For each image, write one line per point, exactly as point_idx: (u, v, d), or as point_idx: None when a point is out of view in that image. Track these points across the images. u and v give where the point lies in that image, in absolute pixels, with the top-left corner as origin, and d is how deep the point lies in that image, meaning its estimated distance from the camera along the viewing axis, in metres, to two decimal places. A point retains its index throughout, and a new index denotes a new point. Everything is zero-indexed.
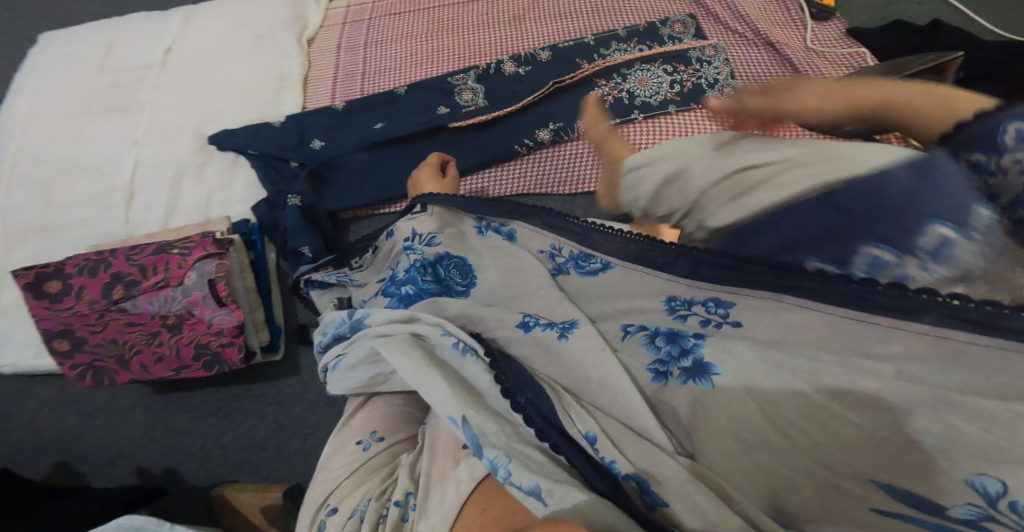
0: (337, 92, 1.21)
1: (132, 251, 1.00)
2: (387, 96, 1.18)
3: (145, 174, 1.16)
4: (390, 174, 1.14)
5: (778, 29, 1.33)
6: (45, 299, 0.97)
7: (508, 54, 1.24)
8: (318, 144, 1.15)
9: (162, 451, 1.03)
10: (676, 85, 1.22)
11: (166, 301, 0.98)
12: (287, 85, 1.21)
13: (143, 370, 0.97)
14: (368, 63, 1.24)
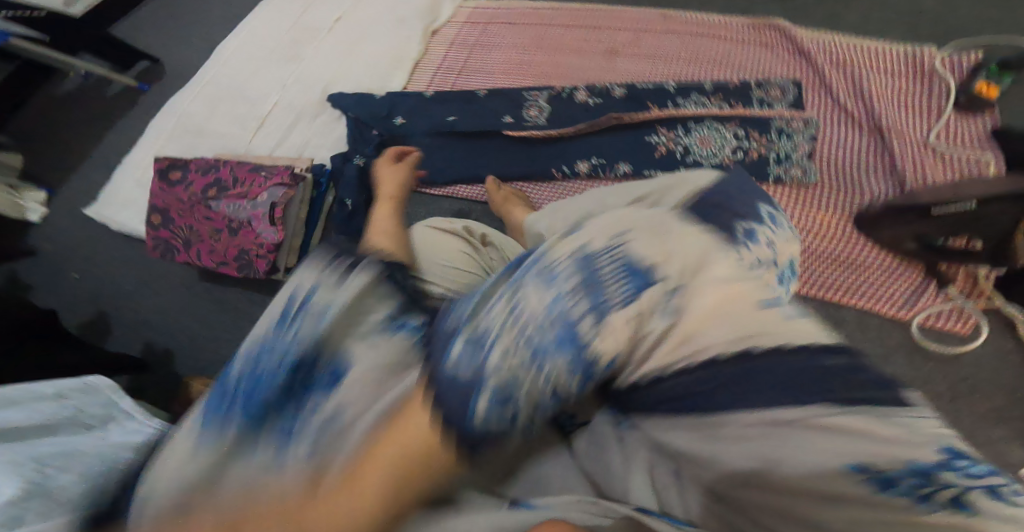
0: (433, 82, 1.35)
1: (234, 165, 1.28)
2: (468, 96, 1.30)
3: (279, 111, 1.39)
4: (443, 163, 1.26)
5: (900, 114, 1.12)
6: (168, 181, 1.30)
7: (587, 83, 1.29)
8: (400, 120, 1.29)
9: (179, 335, 1.32)
10: (740, 152, 1.16)
11: (238, 208, 1.24)
12: (400, 66, 1.37)
13: (202, 256, 1.28)
14: (468, 63, 1.35)
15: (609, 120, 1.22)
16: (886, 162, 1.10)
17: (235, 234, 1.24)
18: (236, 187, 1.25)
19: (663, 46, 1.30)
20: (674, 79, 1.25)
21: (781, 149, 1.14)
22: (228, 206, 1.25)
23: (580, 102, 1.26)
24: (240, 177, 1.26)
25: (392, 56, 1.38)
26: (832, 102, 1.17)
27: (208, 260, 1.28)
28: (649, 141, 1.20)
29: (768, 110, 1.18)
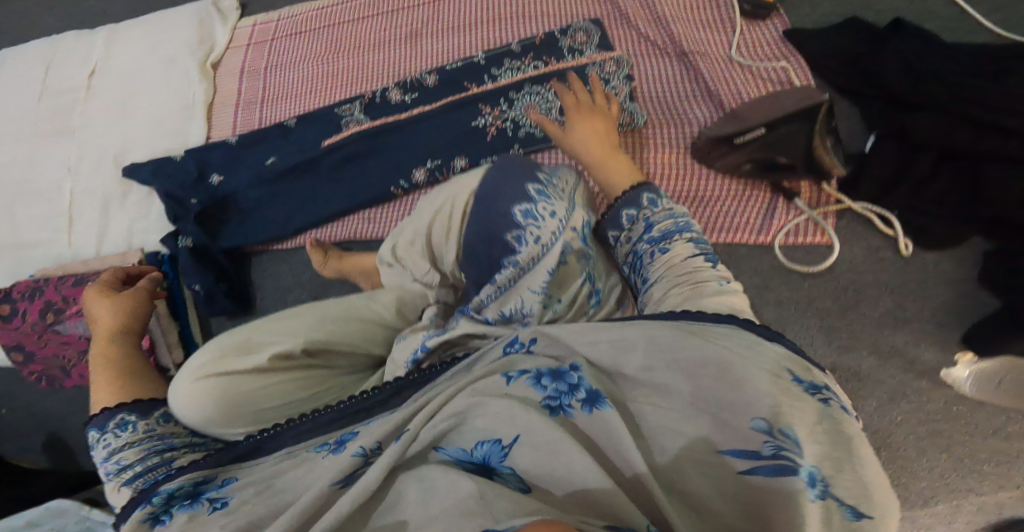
0: (238, 122, 1.25)
1: (60, 280, 1.12)
2: (280, 129, 1.21)
3: (81, 200, 1.21)
4: (281, 210, 1.19)
5: (699, 34, 1.17)
6: (0, 319, 1.13)
7: (396, 77, 1.23)
8: (217, 178, 1.19)
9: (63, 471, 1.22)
10: (566, 113, 1.13)
11: (87, 327, 1.10)
12: (193, 113, 1.24)
13: (86, 375, 1.15)
14: (268, 91, 1.27)
15: (432, 115, 1.16)
16: (701, 87, 1.14)
17: None
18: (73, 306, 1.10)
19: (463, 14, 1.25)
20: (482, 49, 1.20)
21: (602, 98, 1.13)
22: (76, 327, 1.11)
23: (397, 103, 1.19)
24: (71, 293, 1.10)
25: (179, 105, 1.25)
26: (638, 35, 1.19)
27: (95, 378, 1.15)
28: (476, 126, 1.14)
29: (581, 58, 1.14)
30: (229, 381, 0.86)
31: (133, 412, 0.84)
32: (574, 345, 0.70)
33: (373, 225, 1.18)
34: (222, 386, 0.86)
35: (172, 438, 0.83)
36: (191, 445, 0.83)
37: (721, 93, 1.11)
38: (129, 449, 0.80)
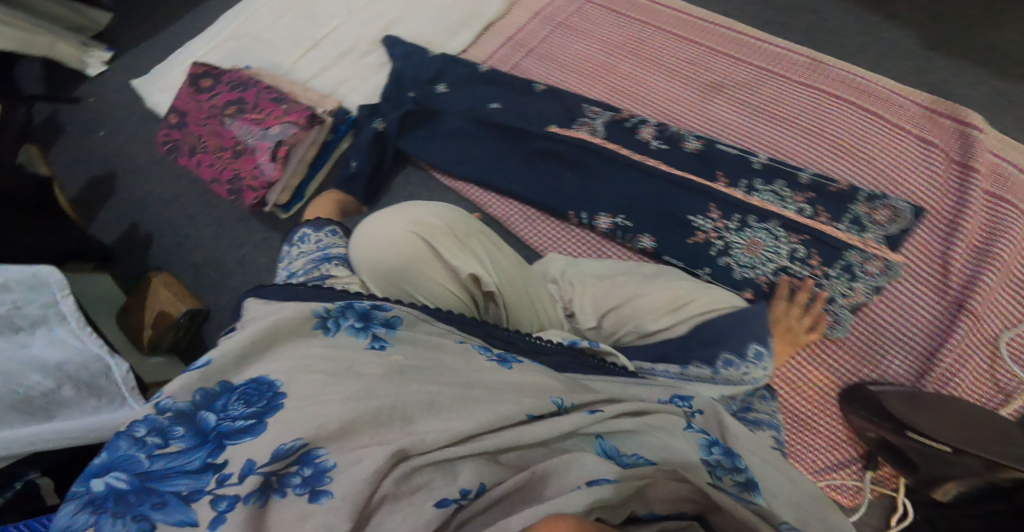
0: (497, 53, 1.14)
1: (263, 88, 1.17)
2: (525, 86, 1.09)
3: (332, 39, 1.25)
4: (467, 154, 1.09)
5: (1003, 297, 0.89)
6: (194, 86, 1.21)
7: (663, 119, 1.03)
8: (442, 89, 1.11)
9: (164, 224, 1.34)
10: (781, 275, 0.92)
11: (248, 133, 1.14)
12: (471, 23, 1.17)
13: (200, 165, 1.17)
14: (542, 43, 1.12)
15: (660, 180, 0.98)
16: (928, 344, 0.89)
17: (235, 157, 1.14)
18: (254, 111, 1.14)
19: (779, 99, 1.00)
20: (765, 152, 0.96)
21: (833, 286, 0.90)
22: (239, 128, 1.14)
23: (641, 142, 1.01)
24: (261, 102, 1.15)
25: (467, 7, 1.18)
26: (940, 254, 0.90)
27: (205, 172, 1.17)
28: (689, 219, 0.97)
29: (854, 235, 0.90)
30: (423, 253, 0.86)
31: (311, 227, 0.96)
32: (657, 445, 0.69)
33: (528, 225, 1.08)
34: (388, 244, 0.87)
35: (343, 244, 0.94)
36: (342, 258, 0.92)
37: (937, 367, 0.88)
38: (308, 254, 0.92)
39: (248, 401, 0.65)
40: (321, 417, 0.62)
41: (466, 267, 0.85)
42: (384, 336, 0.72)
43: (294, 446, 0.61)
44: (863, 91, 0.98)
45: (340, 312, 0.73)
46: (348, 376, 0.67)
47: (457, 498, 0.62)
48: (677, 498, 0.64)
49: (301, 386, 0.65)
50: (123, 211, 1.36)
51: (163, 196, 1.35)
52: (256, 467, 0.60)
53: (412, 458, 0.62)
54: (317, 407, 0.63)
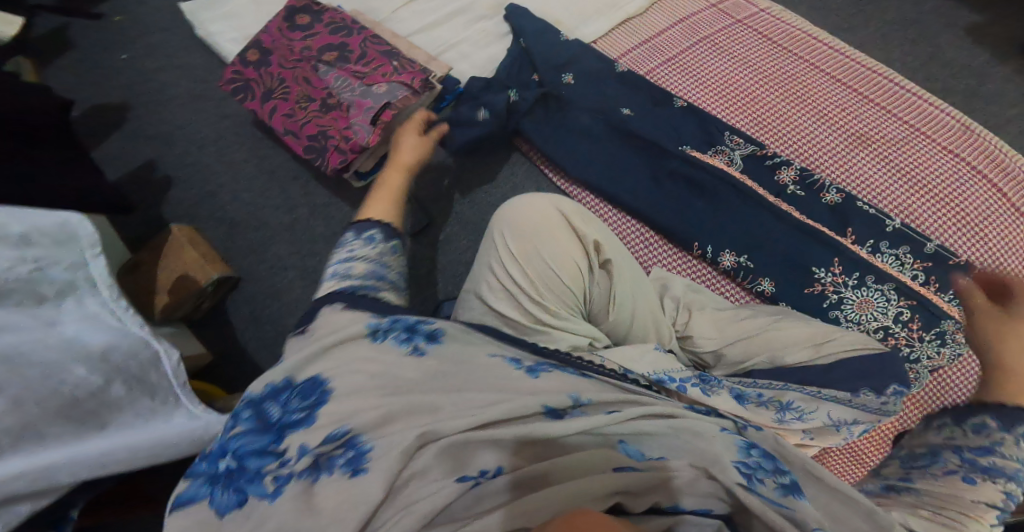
0: (631, 53, 1.07)
1: (371, 39, 1.10)
2: (664, 95, 1.01)
3: None
4: (590, 157, 1.01)
5: None
6: (290, 23, 1.13)
7: (804, 161, 0.98)
8: (570, 80, 1.03)
9: (191, 165, 1.15)
10: (883, 335, 0.89)
11: (344, 86, 1.07)
12: (607, 13, 1.09)
13: (275, 113, 1.10)
14: (686, 56, 1.05)
15: (785, 225, 0.93)
16: None
17: (325, 111, 1.07)
18: (361, 64, 1.07)
19: (927, 167, 0.94)
20: (902, 217, 0.92)
21: (927, 353, 0.88)
22: (337, 78, 1.08)
23: (777, 184, 0.95)
24: (369, 55, 1.08)
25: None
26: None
27: (278, 121, 1.09)
28: (807, 267, 0.92)
29: (955, 307, 0.88)
30: (557, 221, 0.88)
31: (381, 232, 0.84)
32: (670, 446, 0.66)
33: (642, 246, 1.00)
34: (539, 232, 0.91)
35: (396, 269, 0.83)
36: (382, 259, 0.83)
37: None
38: (365, 265, 0.80)
39: (302, 394, 0.67)
40: (354, 409, 0.65)
41: (590, 232, 0.88)
42: (424, 345, 0.71)
43: (342, 431, 0.64)
44: (1016, 178, 0.92)
45: (389, 324, 0.72)
46: (388, 383, 0.67)
47: (477, 477, 0.62)
48: (697, 495, 0.63)
49: (345, 382, 0.67)
50: (141, 145, 1.17)
51: (194, 137, 1.17)
52: (310, 448, 0.63)
53: (436, 444, 0.63)
54: (358, 403, 0.65)
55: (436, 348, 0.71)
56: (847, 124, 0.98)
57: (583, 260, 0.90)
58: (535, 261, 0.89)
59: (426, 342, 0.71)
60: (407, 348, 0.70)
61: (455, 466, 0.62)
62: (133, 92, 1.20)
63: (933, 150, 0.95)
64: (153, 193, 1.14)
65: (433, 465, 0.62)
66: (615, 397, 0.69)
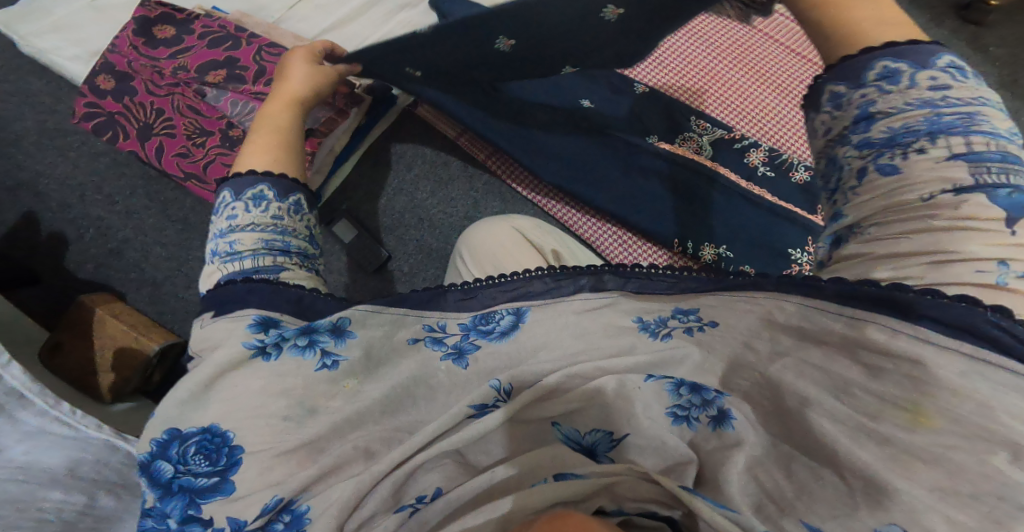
0: None
1: (265, 48, 0.94)
2: (622, 83, 1.00)
3: None
4: (556, 157, 0.98)
5: None
6: (148, 37, 0.95)
7: (768, 141, 1.01)
8: None
9: (72, 219, 0.98)
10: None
11: (247, 112, 0.93)
12: None
13: (163, 152, 0.95)
14: (651, 44, 1.08)
15: (760, 209, 0.95)
16: None
17: (229, 146, 0.93)
18: (260, 83, 0.92)
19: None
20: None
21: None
22: (233, 104, 0.93)
23: (748, 167, 0.97)
24: (267, 71, 0.93)
25: None
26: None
27: (172, 163, 0.95)
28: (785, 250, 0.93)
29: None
30: (516, 237, 0.91)
31: (274, 187, 0.77)
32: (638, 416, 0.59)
33: (617, 246, 1.00)
34: (497, 237, 0.90)
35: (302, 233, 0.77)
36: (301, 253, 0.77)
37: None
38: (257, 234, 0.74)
39: (208, 454, 0.61)
40: (286, 472, 0.60)
41: (546, 244, 0.91)
42: (334, 349, 0.65)
43: (275, 502, 0.59)
44: None
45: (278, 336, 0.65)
46: (304, 416, 0.62)
47: (415, 505, 0.61)
48: (644, 501, 0.58)
49: (257, 434, 0.61)
50: (7, 201, 0.98)
51: (69, 181, 0.98)
52: (243, 522, 0.59)
53: (388, 480, 0.60)
54: (276, 462, 0.60)
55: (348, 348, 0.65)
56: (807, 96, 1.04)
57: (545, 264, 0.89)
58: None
59: (338, 345, 0.65)
60: (317, 363, 0.64)
61: (394, 494, 0.61)
62: None
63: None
64: (40, 258, 0.97)
65: (382, 504, 0.60)
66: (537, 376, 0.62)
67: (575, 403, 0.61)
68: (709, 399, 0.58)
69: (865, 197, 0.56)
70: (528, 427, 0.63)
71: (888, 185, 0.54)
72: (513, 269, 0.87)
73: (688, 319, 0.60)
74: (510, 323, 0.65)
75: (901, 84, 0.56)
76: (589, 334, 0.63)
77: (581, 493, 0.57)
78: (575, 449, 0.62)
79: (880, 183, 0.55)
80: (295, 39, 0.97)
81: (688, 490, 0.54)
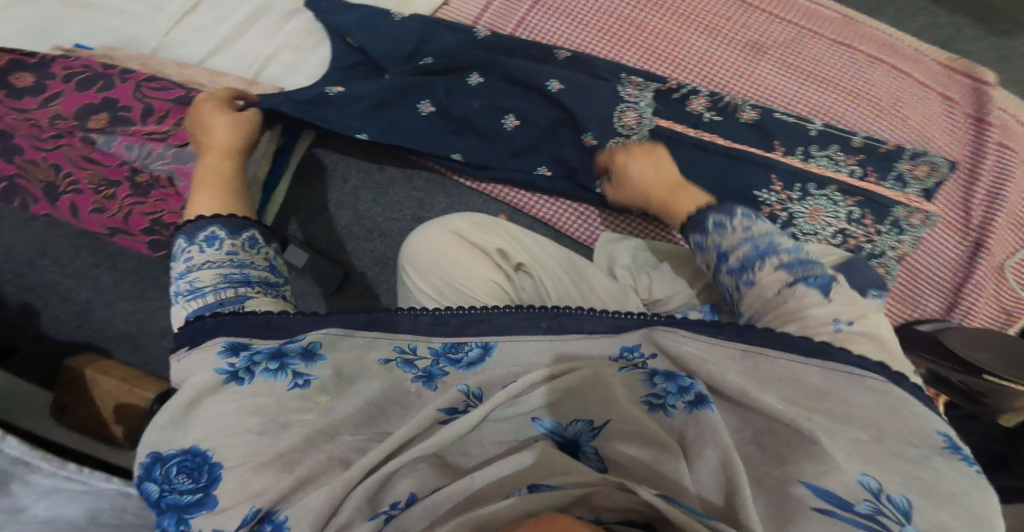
0: (483, 15, 1.00)
1: (143, 82, 0.91)
2: (541, 51, 0.95)
3: None
4: (492, 144, 0.95)
5: (1008, 233, 0.99)
6: (7, 89, 0.90)
7: (707, 86, 0.98)
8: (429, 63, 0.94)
9: (26, 290, 0.99)
10: (841, 237, 0.95)
11: (146, 153, 0.91)
12: None
13: (78, 210, 0.92)
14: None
15: (715, 156, 0.95)
16: (952, 281, 0.99)
17: (141, 191, 0.91)
18: (151, 122, 0.90)
19: (821, 60, 1.00)
20: (822, 118, 0.96)
21: (885, 243, 0.94)
22: (130, 146, 0.91)
23: (692, 115, 0.95)
24: (154, 108, 0.91)
25: None
26: (962, 203, 0.99)
27: (90, 221, 0.92)
28: (749, 193, 0.94)
29: (898, 191, 0.95)
30: (457, 242, 0.91)
31: (226, 228, 0.79)
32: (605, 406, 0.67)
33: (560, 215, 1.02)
34: (446, 246, 0.91)
35: (261, 264, 0.78)
36: (265, 284, 0.77)
37: (965, 301, 0.98)
38: (219, 268, 0.76)
39: (191, 473, 0.66)
40: (262, 485, 0.65)
41: (492, 245, 0.92)
42: (305, 369, 0.70)
43: (252, 513, 0.64)
44: (901, 52, 1.01)
45: (249, 361, 0.70)
46: (277, 429, 0.68)
47: (390, 511, 0.67)
48: (619, 507, 0.63)
49: (232, 449, 0.66)
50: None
51: (14, 252, 0.99)
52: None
53: (361, 487, 0.65)
54: (254, 475, 0.65)
55: (319, 368, 0.71)
56: (738, 35, 1.00)
57: (499, 269, 0.91)
58: (454, 292, 0.88)
59: (309, 365, 0.71)
60: (289, 383, 0.69)
61: (371, 500, 0.66)
62: None
63: (825, 43, 1.01)
64: (12, 332, 1.00)
65: (359, 510, 0.66)
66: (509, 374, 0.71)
67: (555, 393, 0.69)
68: (683, 388, 0.66)
69: (746, 299, 0.73)
70: (508, 422, 0.69)
71: (758, 296, 0.71)
72: (462, 275, 0.89)
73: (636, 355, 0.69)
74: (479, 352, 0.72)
75: (731, 228, 0.76)
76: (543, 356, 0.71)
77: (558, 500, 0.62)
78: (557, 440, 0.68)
79: (750, 293, 0.72)
80: (178, 65, 0.94)
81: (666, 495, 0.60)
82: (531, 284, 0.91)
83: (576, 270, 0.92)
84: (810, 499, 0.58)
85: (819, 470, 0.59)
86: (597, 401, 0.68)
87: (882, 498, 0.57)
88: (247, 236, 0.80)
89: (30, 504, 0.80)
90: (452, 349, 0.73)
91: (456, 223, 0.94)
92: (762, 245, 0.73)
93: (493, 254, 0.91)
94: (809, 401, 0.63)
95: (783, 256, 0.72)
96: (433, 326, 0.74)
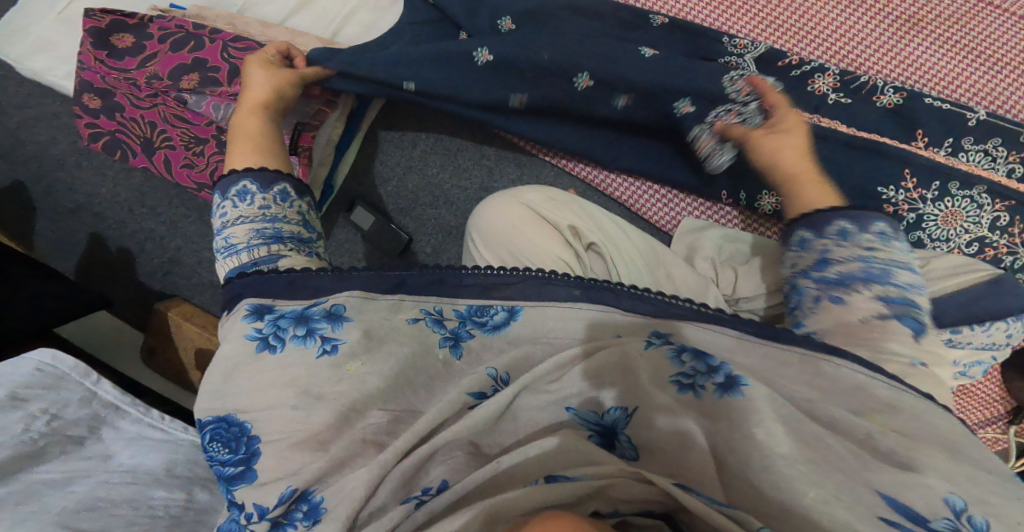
0: None
1: (231, 44, 0.92)
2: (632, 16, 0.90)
3: None
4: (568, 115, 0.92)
5: None
6: (109, 49, 0.95)
7: (845, 62, 0.88)
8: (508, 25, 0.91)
9: (122, 234, 1.12)
10: (977, 246, 0.83)
11: (232, 114, 0.92)
12: None
13: (172, 164, 0.99)
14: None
15: (835, 145, 0.83)
16: None
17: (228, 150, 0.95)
18: (235, 84, 0.91)
19: (985, 30, 0.86)
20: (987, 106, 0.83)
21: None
22: (218, 107, 0.93)
23: (814, 96, 0.85)
24: (240, 69, 0.92)
25: None
26: None
27: (182, 175, 0.98)
28: (871, 189, 0.83)
29: None
30: (528, 214, 0.84)
31: (257, 181, 0.82)
32: (639, 398, 0.71)
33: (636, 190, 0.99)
34: (511, 215, 0.84)
35: (293, 220, 0.82)
36: (295, 240, 0.81)
37: None
38: (250, 224, 0.80)
39: (228, 444, 0.73)
40: (299, 463, 0.71)
41: (563, 220, 0.85)
42: (333, 334, 0.75)
43: (289, 492, 0.70)
44: None
45: (275, 327, 0.75)
46: (311, 403, 0.73)
47: (421, 496, 0.71)
48: (632, 499, 0.67)
49: (273, 425, 0.72)
50: (73, 222, 1.13)
51: (114, 199, 1.11)
52: (266, 509, 0.69)
53: (395, 473, 0.70)
54: (292, 452, 0.71)
55: (345, 330, 0.75)
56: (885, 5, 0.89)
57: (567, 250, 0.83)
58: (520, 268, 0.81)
59: (336, 329, 0.75)
60: (319, 350, 0.74)
61: (405, 483, 0.71)
62: (30, 163, 1.13)
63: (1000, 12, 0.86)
64: (113, 273, 1.13)
65: (393, 495, 0.70)
66: (546, 364, 0.73)
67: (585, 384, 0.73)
68: (713, 368, 0.70)
69: (826, 314, 0.73)
70: (544, 411, 0.73)
71: (843, 314, 0.73)
72: (530, 253, 0.82)
73: (715, 379, 0.70)
74: (504, 318, 0.76)
75: (840, 238, 0.74)
76: (569, 370, 0.74)
77: (572, 492, 0.66)
78: (592, 428, 0.72)
79: (835, 309, 0.73)
80: (261, 25, 0.95)
81: (681, 485, 0.66)
82: (605, 262, 0.84)
83: (654, 253, 0.87)
84: (881, 508, 0.62)
85: (900, 482, 0.63)
86: (619, 388, 0.72)
87: (963, 518, 0.61)
88: (278, 190, 0.83)
89: (116, 452, 0.89)
90: (476, 313, 0.77)
91: (524, 198, 0.85)
92: (878, 271, 0.73)
93: (559, 224, 0.84)
94: (877, 416, 0.68)
95: (889, 288, 0.72)
96: (459, 289, 0.77)
